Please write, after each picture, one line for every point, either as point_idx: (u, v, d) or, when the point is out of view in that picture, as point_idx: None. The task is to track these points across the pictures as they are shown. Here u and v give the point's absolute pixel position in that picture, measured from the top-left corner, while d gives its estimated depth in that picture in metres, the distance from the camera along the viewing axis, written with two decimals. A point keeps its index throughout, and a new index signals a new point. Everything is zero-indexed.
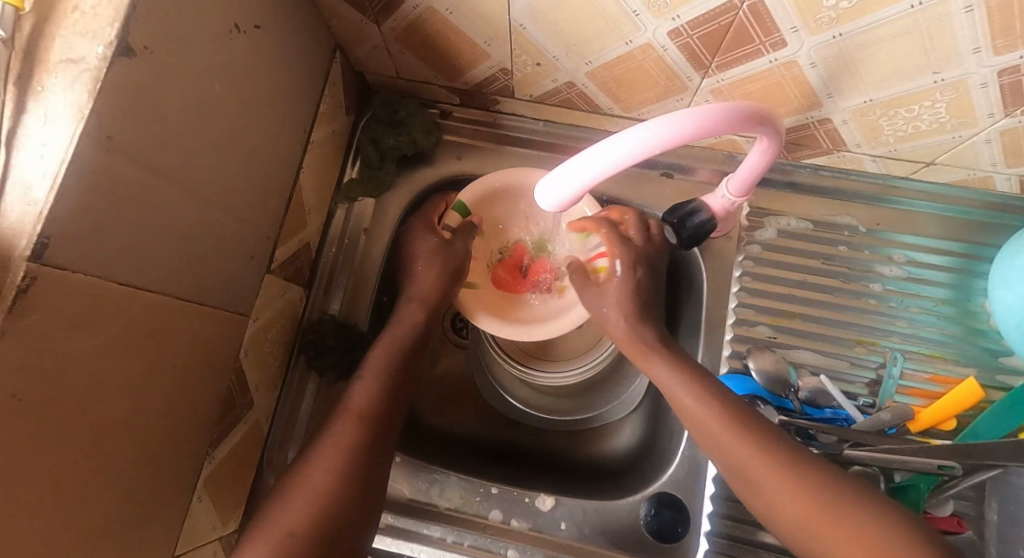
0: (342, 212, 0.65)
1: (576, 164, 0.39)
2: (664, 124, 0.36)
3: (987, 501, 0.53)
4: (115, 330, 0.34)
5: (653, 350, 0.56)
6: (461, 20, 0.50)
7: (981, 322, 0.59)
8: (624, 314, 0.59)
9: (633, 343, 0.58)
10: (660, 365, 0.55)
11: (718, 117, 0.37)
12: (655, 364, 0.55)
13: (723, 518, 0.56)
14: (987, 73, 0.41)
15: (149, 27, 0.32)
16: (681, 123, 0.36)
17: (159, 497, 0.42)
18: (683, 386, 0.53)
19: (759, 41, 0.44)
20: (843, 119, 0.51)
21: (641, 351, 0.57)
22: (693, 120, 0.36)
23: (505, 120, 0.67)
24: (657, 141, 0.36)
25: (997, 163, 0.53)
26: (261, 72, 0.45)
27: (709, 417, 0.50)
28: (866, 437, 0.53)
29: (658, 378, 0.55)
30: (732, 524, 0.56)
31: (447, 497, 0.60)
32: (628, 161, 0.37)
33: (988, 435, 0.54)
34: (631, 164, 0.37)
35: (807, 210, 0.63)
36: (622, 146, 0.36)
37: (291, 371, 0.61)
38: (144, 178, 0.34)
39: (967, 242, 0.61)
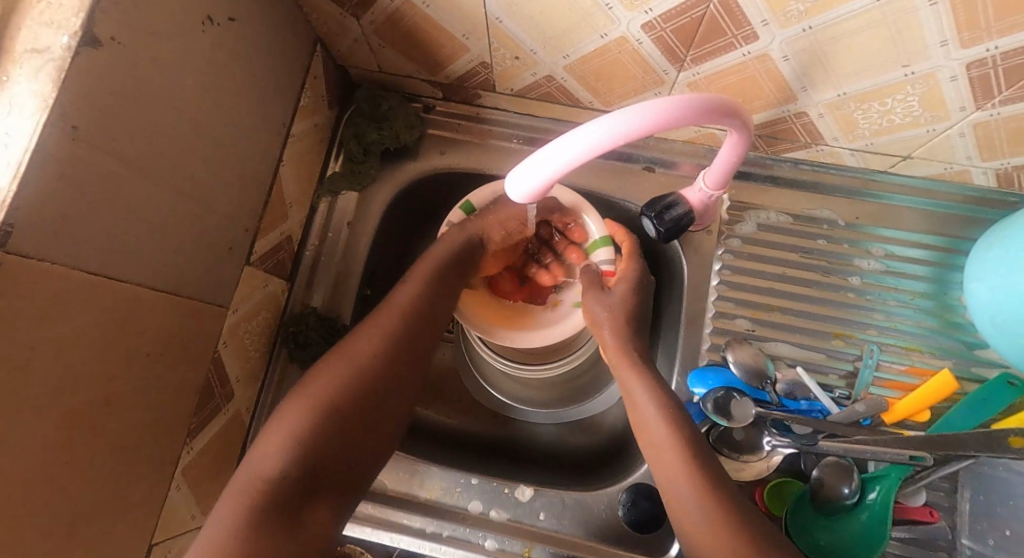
0: (325, 206, 0.66)
1: (543, 157, 0.39)
2: (626, 117, 0.36)
3: (959, 491, 0.54)
4: (85, 318, 0.34)
5: (637, 367, 0.54)
6: (437, 13, 0.50)
7: (958, 315, 0.59)
8: (616, 334, 0.57)
9: (621, 355, 0.56)
10: (642, 392, 0.53)
11: (682, 109, 0.37)
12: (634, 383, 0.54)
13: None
14: (955, 66, 0.42)
15: (116, 18, 0.33)
16: (644, 116, 0.36)
17: (134, 485, 0.42)
18: (654, 414, 0.52)
19: (731, 35, 0.44)
20: (819, 112, 0.51)
21: (626, 370, 0.55)
22: (656, 113, 0.36)
23: (487, 114, 0.67)
24: (620, 135, 0.36)
25: (973, 157, 0.53)
26: (237, 65, 0.45)
27: (669, 445, 0.50)
28: (841, 428, 0.54)
29: (634, 399, 0.54)
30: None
31: (428, 488, 0.61)
32: (595, 153, 0.37)
33: (961, 425, 0.55)
34: (597, 155, 0.38)
35: (787, 204, 0.63)
36: (588, 138, 0.36)
37: (273, 364, 0.61)
38: (114, 168, 0.35)
39: (946, 236, 0.61)
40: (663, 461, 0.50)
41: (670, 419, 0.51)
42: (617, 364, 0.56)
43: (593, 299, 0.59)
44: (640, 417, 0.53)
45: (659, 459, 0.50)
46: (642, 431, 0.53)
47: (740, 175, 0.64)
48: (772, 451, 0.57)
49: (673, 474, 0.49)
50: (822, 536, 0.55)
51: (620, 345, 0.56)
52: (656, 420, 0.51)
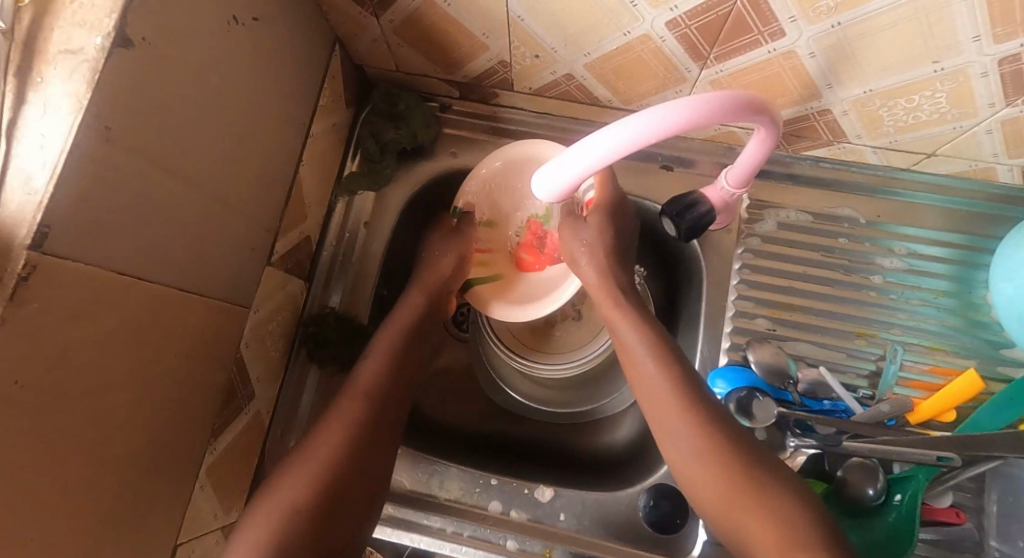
0: (343, 206, 0.66)
1: (575, 154, 0.39)
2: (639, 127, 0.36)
3: (986, 493, 0.53)
4: (118, 319, 0.35)
5: (624, 302, 0.56)
6: (458, 12, 0.50)
7: (982, 314, 0.59)
8: (598, 262, 0.58)
9: (606, 292, 0.57)
10: (629, 327, 0.55)
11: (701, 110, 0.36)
12: (624, 317, 0.56)
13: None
14: (986, 62, 0.41)
15: (147, 19, 0.33)
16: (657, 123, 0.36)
17: (163, 485, 0.42)
18: (642, 348, 0.54)
19: (757, 32, 0.43)
20: (843, 110, 0.51)
21: (609, 303, 0.57)
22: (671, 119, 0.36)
23: (504, 113, 0.67)
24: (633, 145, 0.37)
25: (999, 154, 0.52)
26: (261, 65, 0.45)
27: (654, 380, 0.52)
28: (865, 428, 0.53)
29: (620, 332, 0.56)
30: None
31: (447, 489, 0.61)
32: (627, 150, 0.37)
33: (987, 426, 0.54)
34: (630, 153, 0.37)
35: (807, 202, 0.63)
36: (623, 135, 0.36)
37: (292, 364, 0.61)
38: (144, 170, 0.35)
39: (969, 234, 0.60)
40: (655, 391, 0.52)
41: (656, 350, 0.54)
42: (604, 301, 0.57)
43: (572, 235, 0.60)
44: (629, 353, 0.55)
45: (656, 410, 0.52)
46: (629, 363, 0.55)
47: (760, 173, 0.63)
48: (795, 451, 0.58)
49: (671, 421, 0.50)
50: (868, 535, 0.52)
51: (603, 282, 0.57)
52: (643, 352, 0.54)
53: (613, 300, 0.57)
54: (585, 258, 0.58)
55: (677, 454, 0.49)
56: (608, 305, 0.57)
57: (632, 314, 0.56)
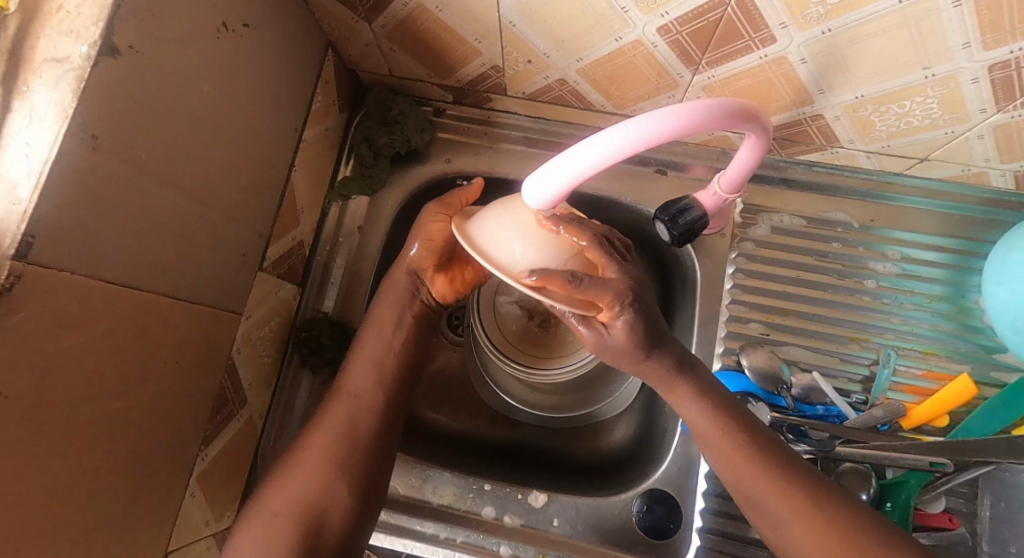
0: (336, 210, 0.65)
1: (566, 161, 0.38)
2: (629, 139, 0.35)
3: (980, 498, 0.53)
4: (106, 327, 0.34)
5: (681, 383, 0.49)
6: (451, 17, 0.50)
7: (975, 318, 0.59)
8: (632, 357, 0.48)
9: (668, 386, 0.50)
10: (693, 406, 0.50)
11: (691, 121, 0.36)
12: (686, 402, 0.50)
13: (717, 495, 0.57)
14: (977, 68, 0.41)
15: (134, 26, 0.33)
16: (647, 134, 0.35)
17: (153, 492, 0.42)
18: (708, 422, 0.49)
19: (748, 37, 0.43)
20: (835, 115, 0.51)
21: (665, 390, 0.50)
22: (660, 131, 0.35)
23: (498, 117, 0.67)
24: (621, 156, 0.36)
25: (992, 159, 0.52)
26: (251, 71, 0.45)
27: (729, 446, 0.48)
28: (858, 433, 0.53)
29: (682, 409, 0.50)
30: (724, 501, 0.57)
31: (441, 494, 0.60)
32: (617, 157, 0.37)
33: (979, 431, 0.54)
34: (619, 160, 0.37)
35: (801, 206, 0.63)
36: (612, 143, 0.36)
37: (285, 369, 0.61)
38: (132, 177, 0.35)
39: (962, 238, 0.60)
40: (739, 461, 0.47)
41: (723, 423, 0.49)
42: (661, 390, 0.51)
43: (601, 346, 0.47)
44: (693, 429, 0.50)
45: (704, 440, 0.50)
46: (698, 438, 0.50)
47: (754, 177, 0.64)
48: None
49: (764, 491, 0.46)
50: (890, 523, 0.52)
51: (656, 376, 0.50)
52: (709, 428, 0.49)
53: (669, 385, 0.50)
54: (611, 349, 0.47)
55: (775, 521, 0.46)
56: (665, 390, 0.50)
57: (690, 387, 0.50)
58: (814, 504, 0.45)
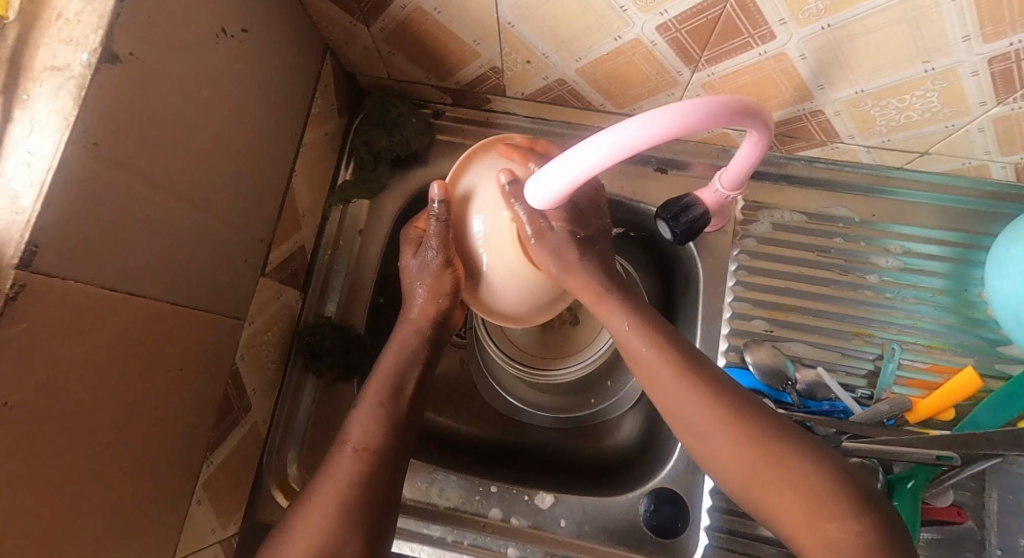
0: (337, 214, 0.65)
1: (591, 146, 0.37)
2: (615, 138, 0.36)
3: (987, 491, 0.53)
4: (109, 336, 0.34)
5: (610, 295, 0.51)
6: (449, 19, 0.50)
7: (978, 311, 0.59)
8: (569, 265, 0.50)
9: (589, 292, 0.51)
10: (623, 322, 0.50)
11: (684, 118, 0.36)
12: (615, 312, 0.51)
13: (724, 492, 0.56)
14: (977, 61, 0.41)
15: (134, 34, 0.33)
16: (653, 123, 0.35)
17: (158, 500, 0.42)
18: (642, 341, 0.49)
19: (747, 34, 0.43)
20: (835, 110, 0.51)
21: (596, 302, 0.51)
22: (650, 128, 0.36)
23: (497, 118, 0.67)
24: (609, 159, 0.37)
25: (992, 152, 0.52)
26: (251, 76, 0.45)
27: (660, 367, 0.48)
28: (864, 428, 0.53)
29: (622, 335, 0.50)
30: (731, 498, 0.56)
31: (446, 496, 0.60)
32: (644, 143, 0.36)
33: (986, 424, 0.54)
34: (645, 146, 0.36)
35: (802, 203, 0.63)
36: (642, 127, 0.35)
37: (288, 375, 0.61)
38: (132, 185, 0.35)
39: (964, 232, 0.60)
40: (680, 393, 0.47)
41: (658, 341, 0.49)
42: (590, 300, 0.51)
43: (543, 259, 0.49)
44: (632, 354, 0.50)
45: (658, 381, 0.48)
46: (631, 357, 0.50)
47: (755, 174, 0.63)
48: None
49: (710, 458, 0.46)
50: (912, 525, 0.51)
51: (584, 280, 0.51)
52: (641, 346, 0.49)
53: (600, 295, 0.51)
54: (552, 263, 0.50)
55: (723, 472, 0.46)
56: (593, 300, 0.51)
57: (620, 303, 0.51)
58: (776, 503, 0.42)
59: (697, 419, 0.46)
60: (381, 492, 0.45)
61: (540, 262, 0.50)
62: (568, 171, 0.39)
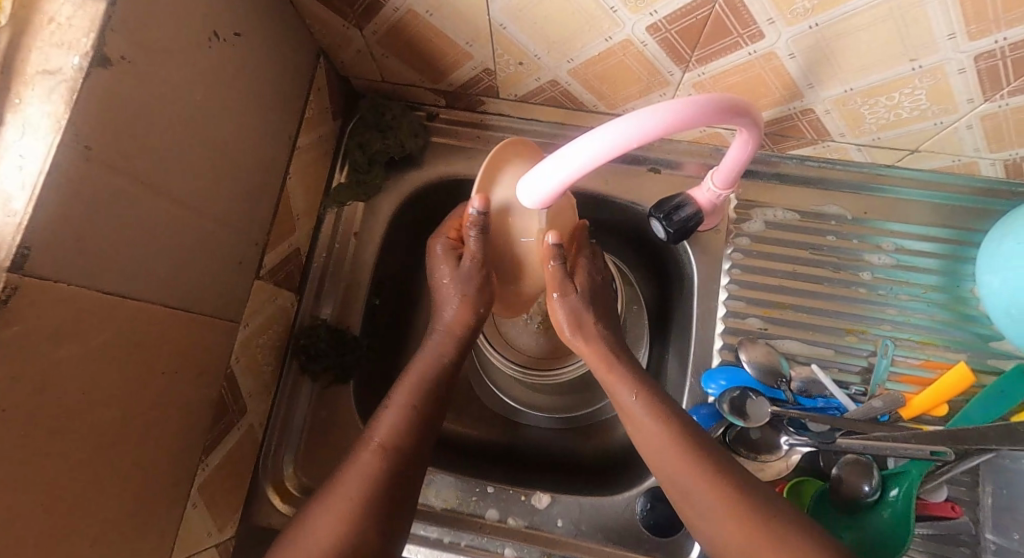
0: (332, 216, 0.66)
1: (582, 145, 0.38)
2: (610, 136, 0.36)
3: (981, 486, 0.53)
4: (102, 338, 0.34)
5: (617, 362, 0.55)
6: (441, 22, 0.50)
7: (971, 307, 0.59)
8: (586, 324, 0.56)
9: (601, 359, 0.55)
10: (630, 393, 0.53)
11: (677, 114, 0.36)
12: (621, 382, 0.54)
13: None
14: (963, 58, 0.41)
15: (126, 37, 0.33)
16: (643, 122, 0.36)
17: (154, 503, 0.42)
18: (643, 411, 0.52)
19: (737, 34, 0.44)
20: (825, 109, 0.51)
21: (604, 369, 0.55)
22: (644, 125, 0.36)
23: (491, 120, 0.67)
24: (604, 155, 0.37)
25: (981, 149, 0.53)
26: (243, 79, 0.45)
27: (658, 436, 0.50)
28: (859, 425, 0.54)
29: (623, 402, 0.53)
30: None
31: (443, 498, 0.60)
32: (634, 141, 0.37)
33: (979, 419, 0.54)
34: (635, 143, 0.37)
35: (794, 201, 0.63)
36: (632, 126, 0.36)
37: (284, 377, 0.61)
38: (125, 188, 0.35)
39: (955, 228, 0.61)
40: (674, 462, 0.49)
41: (658, 410, 0.51)
42: (599, 366, 0.56)
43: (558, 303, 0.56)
44: (628, 413, 0.53)
45: (652, 451, 0.50)
46: (629, 423, 0.53)
47: (747, 173, 0.64)
48: (790, 450, 0.57)
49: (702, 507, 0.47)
50: (845, 535, 0.54)
51: (593, 347, 0.56)
52: (643, 413, 0.51)
53: (607, 362, 0.55)
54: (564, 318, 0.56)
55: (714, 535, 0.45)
56: (602, 365, 0.55)
57: (627, 374, 0.54)
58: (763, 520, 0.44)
59: (690, 482, 0.47)
60: (383, 500, 0.46)
61: (557, 316, 0.57)
62: (563, 169, 0.39)
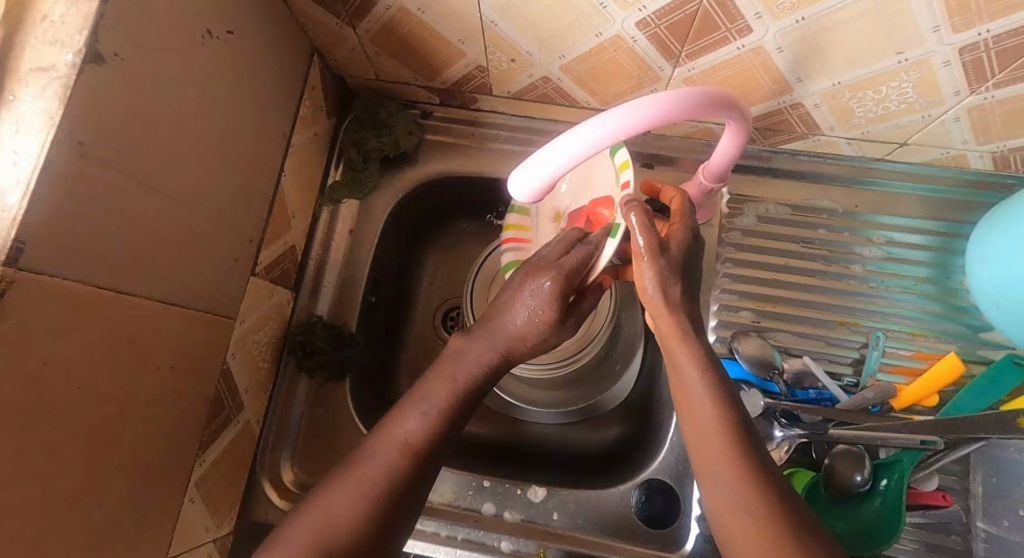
0: (327, 214, 0.66)
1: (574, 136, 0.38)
2: (610, 122, 0.37)
3: (972, 475, 0.54)
4: (98, 333, 0.35)
5: (692, 338, 0.43)
6: (433, 19, 0.50)
7: (961, 298, 0.60)
8: (670, 296, 0.43)
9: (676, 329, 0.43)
10: (694, 370, 0.43)
11: (671, 104, 0.38)
12: (688, 359, 0.43)
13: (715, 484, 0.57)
14: (948, 51, 0.42)
15: (120, 35, 0.33)
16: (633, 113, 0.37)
17: (151, 497, 0.42)
18: (702, 393, 0.43)
19: (725, 28, 0.44)
20: (815, 103, 0.52)
21: (678, 343, 0.43)
22: (641, 114, 0.37)
23: (485, 117, 0.68)
24: (600, 142, 0.38)
25: (969, 141, 0.53)
26: (237, 77, 0.46)
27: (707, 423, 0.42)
28: (851, 415, 0.54)
29: (683, 374, 0.44)
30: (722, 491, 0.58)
31: (440, 492, 0.60)
32: (624, 131, 0.37)
33: (969, 408, 0.55)
34: (626, 134, 0.38)
35: (786, 195, 0.64)
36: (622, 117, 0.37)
37: (281, 374, 0.62)
38: (120, 184, 0.35)
39: (945, 221, 0.61)
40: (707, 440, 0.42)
41: (717, 395, 0.42)
42: (669, 336, 0.44)
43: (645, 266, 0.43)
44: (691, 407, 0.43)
45: (695, 429, 0.43)
46: (681, 403, 0.44)
47: (739, 167, 0.64)
48: (782, 441, 0.57)
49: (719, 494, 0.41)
50: (840, 525, 0.54)
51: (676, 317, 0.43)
52: (701, 396, 0.43)
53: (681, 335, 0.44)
54: (650, 279, 0.43)
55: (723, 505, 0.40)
56: (672, 338, 0.44)
57: (698, 353, 0.43)
58: None
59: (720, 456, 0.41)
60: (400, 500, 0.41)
61: (642, 277, 0.44)
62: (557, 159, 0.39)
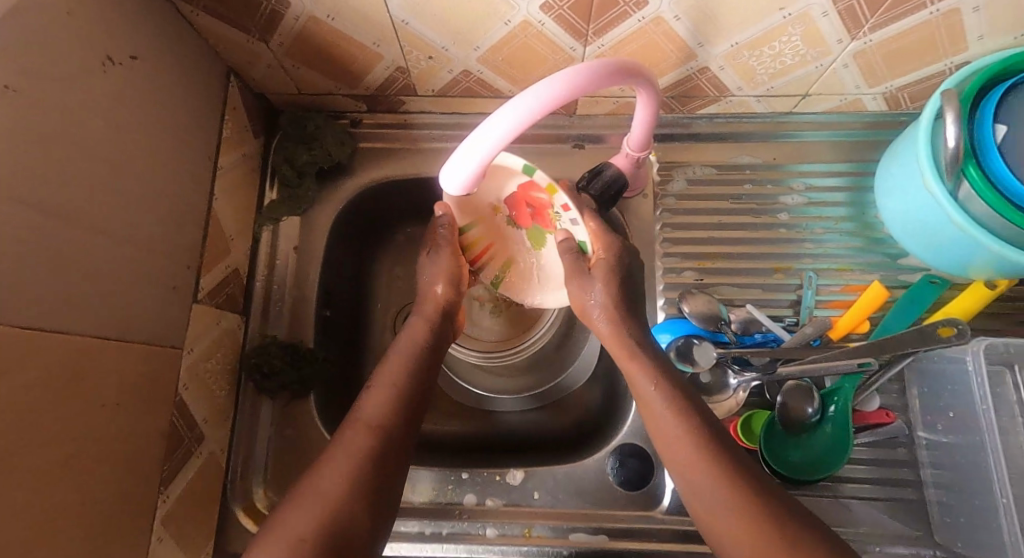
0: (268, 234, 0.65)
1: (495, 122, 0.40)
2: (513, 112, 0.39)
3: (908, 390, 0.59)
4: (30, 374, 0.34)
5: (640, 352, 0.53)
6: (344, 24, 0.51)
7: (879, 230, 0.64)
8: (608, 312, 0.55)
9: (619, 345, 0.54)
10: (643, 374, 0.51)
11: (566, 84, 0.39)
12: (643, 369, 0.51)
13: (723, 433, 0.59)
14: (824, 2, 0.45)
15: (6, 66, 0.33)
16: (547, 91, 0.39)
17: (113, 539, 0.41)
18: (646, 383, 0.51)
19: (623, 3, 0.47)
20: (719, 65, 0.55)
21: (627, 358, 0.53)
22: (536, 100, 0.39)
23: (415, 118, 0.69)
24: (522, 122, 0.40)
25: (861, 86, 0.58)
26: (148, 104, 0.45)
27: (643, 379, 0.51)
28: (795, 351, 0.57)
29: (637, 388, 0.51)
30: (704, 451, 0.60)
31: (420, 491, 0.61)
32: (541, 109, 0.39)
33: (896, 327, 0.59)
34: (543, 111, 0.39)
35: (710, 157, 0.67)
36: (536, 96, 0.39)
37: (241, 400, 0.61)
38: (31, 218, 0.34)
39: (856, 161, 0.66)
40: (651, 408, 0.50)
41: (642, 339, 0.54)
42: (620, 354, 0.54)
43: (582, 290, 0.56)
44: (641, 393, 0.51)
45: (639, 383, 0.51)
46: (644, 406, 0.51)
47: (663, 137, 0.67)
48: (738, 387, 0.60)
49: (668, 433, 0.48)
50: (794, 455, 0.58)
51: (617, 332, 0.54)
52: (649, 382, 0.51)
53: (630, 353, 0.53)
54: (598, 312, 0.55)
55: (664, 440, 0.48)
56: (622, 358, 0.53)
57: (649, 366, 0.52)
58: (696, 453, 0.46)
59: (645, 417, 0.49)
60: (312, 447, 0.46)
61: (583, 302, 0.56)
62: (471, 159, 0.42)
